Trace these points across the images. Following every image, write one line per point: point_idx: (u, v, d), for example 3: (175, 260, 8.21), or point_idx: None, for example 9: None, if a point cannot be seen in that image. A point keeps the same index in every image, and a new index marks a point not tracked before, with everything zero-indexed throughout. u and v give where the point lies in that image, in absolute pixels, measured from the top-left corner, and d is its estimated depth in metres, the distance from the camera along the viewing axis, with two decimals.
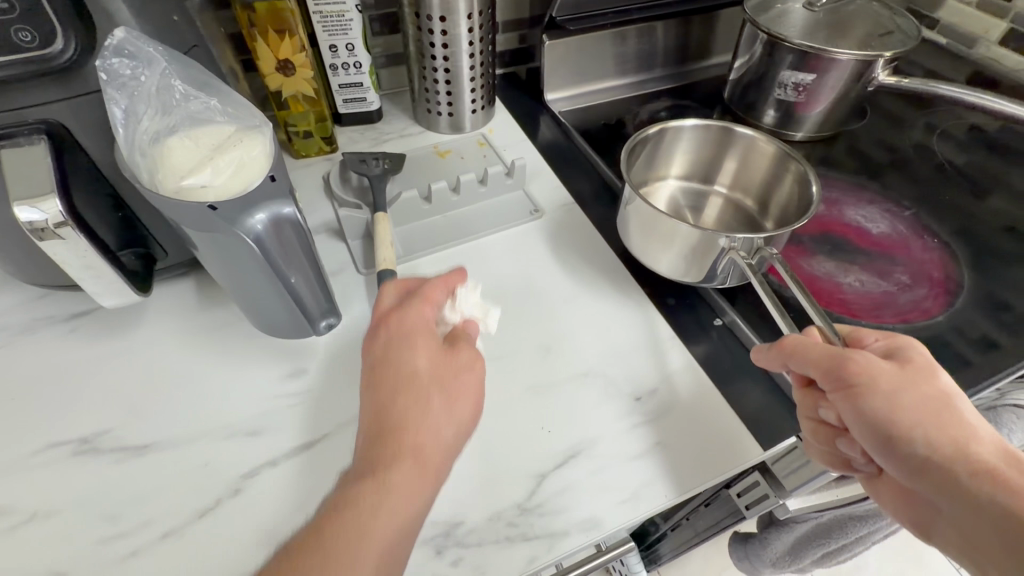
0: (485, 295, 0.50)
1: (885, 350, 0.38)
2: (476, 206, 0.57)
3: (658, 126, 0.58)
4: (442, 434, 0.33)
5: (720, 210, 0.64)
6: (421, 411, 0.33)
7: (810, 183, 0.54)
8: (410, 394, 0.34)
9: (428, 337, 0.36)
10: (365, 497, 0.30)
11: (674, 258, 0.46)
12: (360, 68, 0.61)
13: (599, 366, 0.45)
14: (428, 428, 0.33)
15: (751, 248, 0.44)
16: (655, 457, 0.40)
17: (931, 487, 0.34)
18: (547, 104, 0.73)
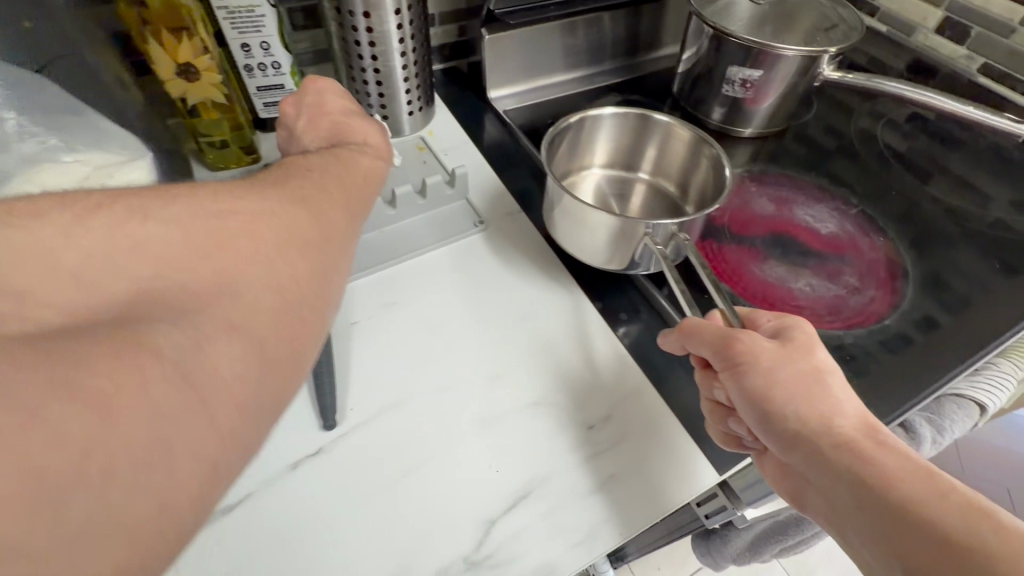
0: (429, 320, 0.47)
1: (774, 330, 0.38)
2: (416, 219, 0.53)
3: (579, 114, 0.56)
4: (379, 137, 0.42)
5: (644, 198, 0.62)
6: (360, 125, 0.42)
7: (724, 168, 0.53)
8: (347, 122, 0.42)
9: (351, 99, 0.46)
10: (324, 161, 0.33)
11: (596, 245, 0.46)
12: (279, 69, 0.55)
13: (550, 394, 0.42)
14: (367, 136, 0.42)
15: (666, 236, 0.44)
16: (609, 490, 0.38)
17: (801, 460, 0.34)
18: (491, 101, 0.69)
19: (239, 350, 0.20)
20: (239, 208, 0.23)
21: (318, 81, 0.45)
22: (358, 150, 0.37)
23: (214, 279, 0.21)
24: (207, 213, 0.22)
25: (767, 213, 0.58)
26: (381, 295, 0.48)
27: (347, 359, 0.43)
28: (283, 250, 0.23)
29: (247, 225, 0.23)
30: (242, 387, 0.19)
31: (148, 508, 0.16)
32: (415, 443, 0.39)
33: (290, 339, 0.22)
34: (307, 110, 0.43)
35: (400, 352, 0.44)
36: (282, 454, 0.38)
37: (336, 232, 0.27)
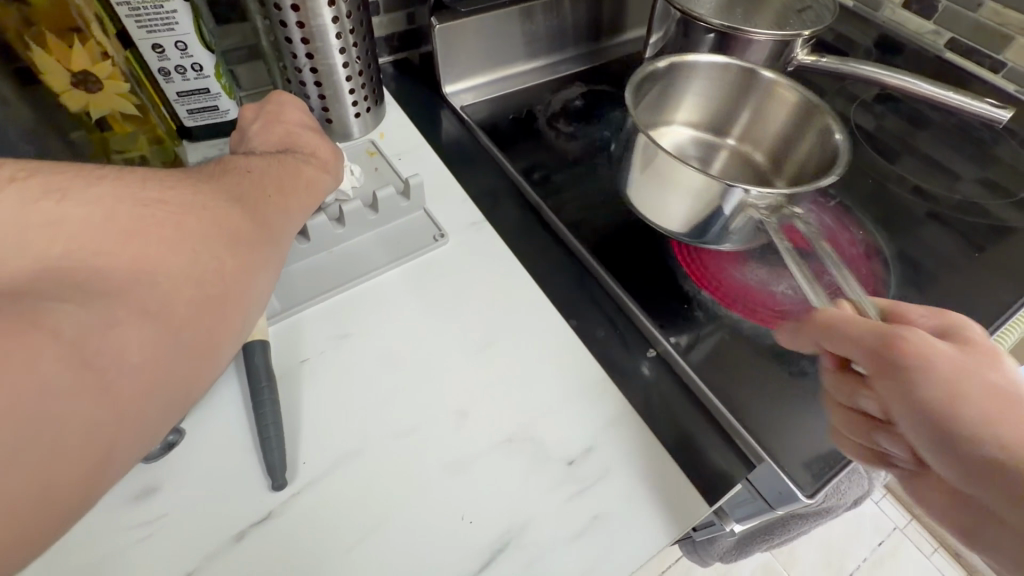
0: (389, 352, 0.42)
1: (939, 332, 0.33)
2: (369, 235, 0.48)
3: (669, 62, 0.53)
4: (335, 155, 0.43)
5: (727, 164, 0.60)
6: (309, 137, 0.42)
7: (834, 142, 0.50)
8: (299, 132, 0.42)
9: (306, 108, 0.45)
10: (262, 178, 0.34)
11: (688, 204, 0.45)
12: (201, 71, 0.48)
13: (525, 427, 0.39)
14: (315, 147, 0.41)
15: (773, 206, 0.42)
16: (594, 533, 0.35)
17: (986, 484, 0.28)
18: (447, 96, 0.63)
19: (154, 342, 0.22)
20: (171, 198, 0.26)
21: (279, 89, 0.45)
22: (303, 164, 0.38)
23: (133, 265, 0.23)
24: (131, 198, 0.24)
25: None
26: (335, 325, 0.43)
27: (296, 406, 0.39)
28: (208, 250, 0.26)
29: (175, 217, 0.25)
30: (148, 377, 0.21)
31: (41, 478, 0.18)
32: (380, 496, 0.35)
33: (205, 334, 0.24)
34: (264, 115, 0.43)
35: (358, 391, 0.40)
36: (224, 523, 0.34)
37: (264, 244, 0.30)
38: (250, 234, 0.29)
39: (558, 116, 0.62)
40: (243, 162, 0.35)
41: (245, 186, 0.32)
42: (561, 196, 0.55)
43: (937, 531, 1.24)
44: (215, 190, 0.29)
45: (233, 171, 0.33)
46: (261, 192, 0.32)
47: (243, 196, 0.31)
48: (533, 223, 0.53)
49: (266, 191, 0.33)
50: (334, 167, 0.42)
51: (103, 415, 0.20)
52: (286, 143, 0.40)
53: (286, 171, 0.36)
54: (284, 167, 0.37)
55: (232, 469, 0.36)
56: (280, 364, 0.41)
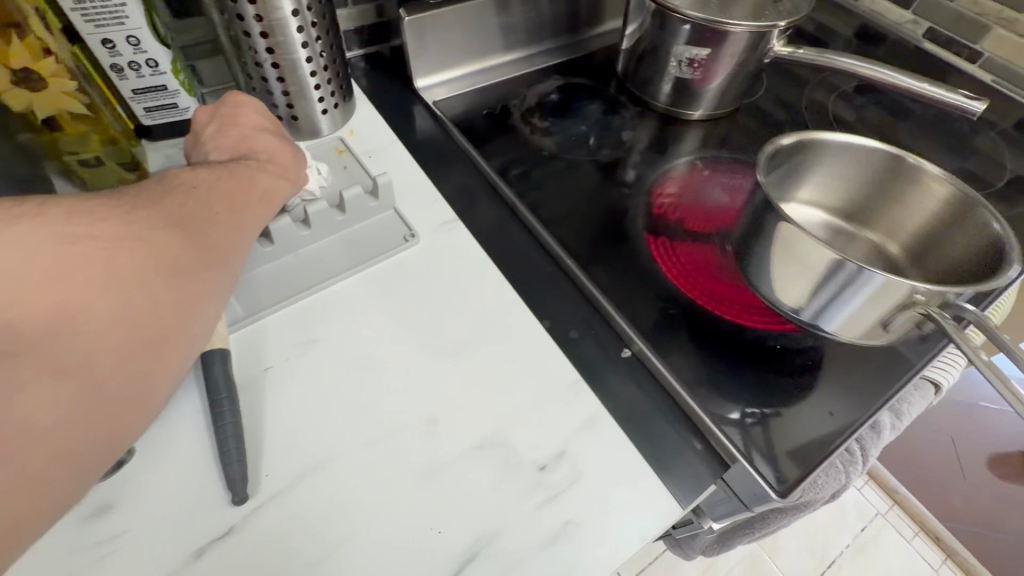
0: (357, 358, 0.41)
1: None
2: (336, 237, 0.47)
3: (800, 135, 0.52)
4: (295, 159, 0.42)
5: (857, 252, 0.55)
6: (266, 142, 0.42)
7: (1000, 246, 0.45)
8: (255, 135, 0.42)
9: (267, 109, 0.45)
10: (209, 196, 0.35)
11: (823, 293, 0.41)
12: (156, 67, 0.46)
13: (496, 432, 0.38)
14: (274, 152, 0.41)
15: (942, 304, 0.38)
16: (566, 540, 0.34)
17: None
18: (419, 91, 0.61)
19: (84, 390, 0.26)
20: (101, 234, 0.28)
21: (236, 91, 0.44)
22: (255, 172, 0.39)
23: (61, 314, 0.25)
24: (60, 237, 0.26)
25: (720, 205, 0.55)
26: (300, 331, 0.42)
27: (259, 417, 0.37)
28: (141, 294, 0.29)
29: (105, 256, 0.28)
30: (71, 426, 0.25)
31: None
32: (346, 508, 0.34)
33: (139, 374, 0.29)
34: (220, 118, 0.42)
35: (324, 399, 0.38)
36: (181, 541, 0.32)
37: (204, 275, 0.32)
38: (188, 267, 0.31)
39: (533, 112, 0.61)
40: (188, 177, 0.35)
41: (190, 208, 0.33)
42: (536, 195, 0.54)
43: (915, 515, 1.27)
44: (154, 215, 0.31)
45: (179, 188, 0.34)
46: (209, 214, 0.34)
47: (185, 220, 0.33)
48: (507, 221, 0.52)
49: (212, 210, 0.34)
50: (294, 173, 0.41)
51: (31, 464, 0.24)
52: (243, 150, 0.41)
53: (238, 182, 0.37)
54: (235, 177, 0.37)
55: (191, 485, 0.34)
56: (242, 373, 0.39)
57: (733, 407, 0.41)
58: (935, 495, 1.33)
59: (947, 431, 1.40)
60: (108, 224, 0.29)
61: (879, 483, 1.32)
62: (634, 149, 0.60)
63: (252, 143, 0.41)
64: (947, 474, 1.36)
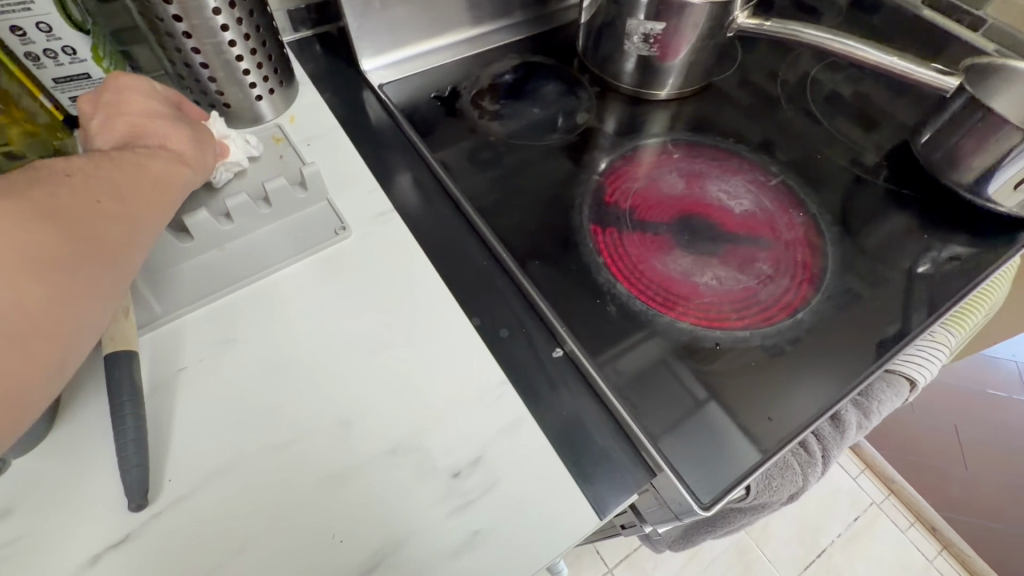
0: (273, 358, 0.40)
1: None
2: (263, 231, 0.44)
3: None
4: (196, 148, 0.40)
5: None
6: (161, 130, 0.39)
7: None
8: (149, 123, 0.39)
9: (161, 94, 0.42)
10: (92, 185, 0.32)
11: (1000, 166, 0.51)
12: (75, 54, 0.45)
13: (411, 435, 0.37)
14: (168, 138, 0.39)
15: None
16: (476, 549, 0.33)
17: None
18: (366, 74, 0.58)
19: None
20: None
21: (120, 73, 0.41)
22: (147, 159, 0.36)
23: None
24: None
25: (676, 191, 0.51)
26: (217, 330, 0.41)
27: (166, 422, 0.36)
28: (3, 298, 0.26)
29: None
30: None
31: None
32: (247, 513, 0.33)
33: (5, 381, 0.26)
34: (105, 108, 0.39)
35: (237, 400, 0.38)
36: (77, 547, 0.32)
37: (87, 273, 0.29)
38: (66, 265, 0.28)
39: (485, 94, 0.58)
40: (65, 164, 0.32)
41: (63, 199, 0.30)
42: (481, 185, 0.51)
43: (913, 506, 1.24)
44: (23, 207, 0.28)
45: (50, 176, 0.30)
46: (93, 205, 0.31)
47: (60, 211, 0.29)
48: (445, 212, 0.49)
49: (92, 199, 0.31)
50: (194, 158, 0.39)
51: None
52: (134, 140, 0.38)
53: (135, 172, 0.34)
54: (124, 164, 0.34)
55: (89, 493, 0.34)
56: (153, 375, 0.38)
57: (719, 398, 0.40)
58: (932, 484, 1.30)
59: (950, 418, 1.39)
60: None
61: (877, 473, 1.28)
62: (591, 132, 0.56)
63: (144, 133, 0.38)
64: (946, 462, 1.33)
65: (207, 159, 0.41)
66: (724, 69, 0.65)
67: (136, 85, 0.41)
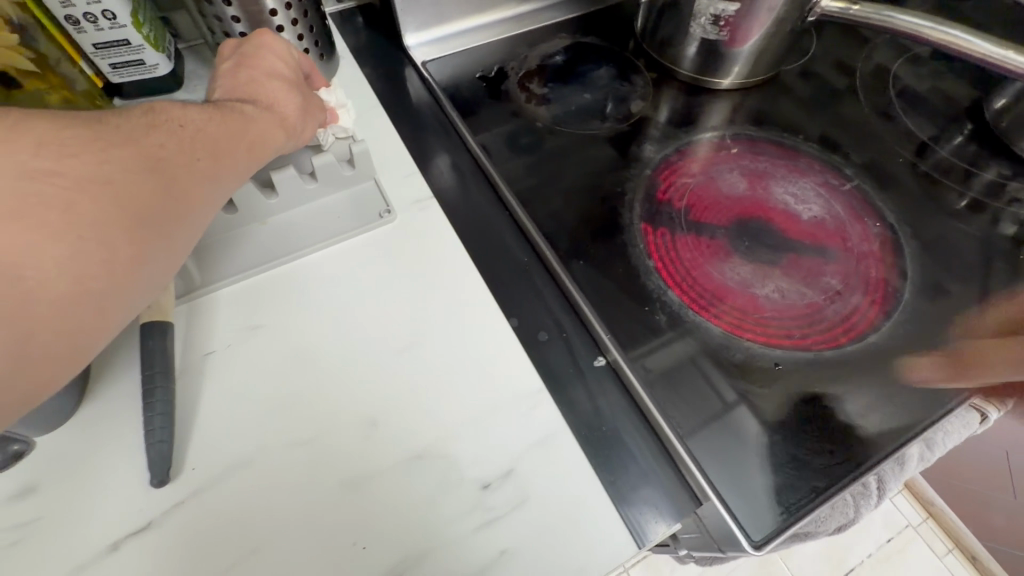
0: (301, 349, 0.38)
1: None
2: (305, 209, 0.44)
3: None
4: (300, 113, 0.38)
5: None
6: (274, 91, 0.37)
7: None
8: (264, 82, 0.37)
9: (291, 55, 0.41)
10: (191, 139, 0.30)
11: None
12: (115, 19, 0.43)
13: (440, 441, 0.35)
14: (279, 100, 0.37)
15: None
16: (503, 570, 0.31)
17: None
18: (409, 50, 0.55)
19: (0, 346, 0.21)
20: (65, 171, 0.23)
21: (262, 29, 0.40)
22: (252, 120, 0.34)
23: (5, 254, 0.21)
24: (18, 172, 0.22)
25: (736, 192, 0.47)
26: (247, 314, 0.40)
27: (187, 405, 0.35)
28: (91, 253, 0.24)
29: (66, 199, 0.23)
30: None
31: None
32: (259, 512, 0.32)
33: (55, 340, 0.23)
34: (237, 57, 0.39)
35: (263, 389, 0.36)
36: (99, 530, 0.31)
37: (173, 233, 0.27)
38: (162, 219, 0.27)
39: (533, 76, 0.54)
40: (180, 112, 0.30)
41: (167, 151, 0.28)
42: (521, 172, 0.48)
43: (953, 533, 1.17)
44: (129, 154, 0.26)
45: (162, 126, 0.29)
46: (192, 162, 0.29)
47: (159, 164, 0.27)
48: (482, 200, 0.46)
49: (192, 155, 0.29)
50: (295, 124, 0.37)
51: None
52: (247, 98, 0.36)
53: (235, 129, 0.33)
54: (230, 118, 0.33)
55: (107, 475, 0.33)
56: (182, 357, 0.37)
57: (759, 408, 0.37)
58: None
59: None
60: (72, 161, 0.24)
61: (916, 494, 1.22)
62: (645, 121, 0.52)
63: (253, 90, 0.37)
64: None
65: (304, 125, 0.38)
66: (794, 57, 0.59)
67: (276, 42, 0.40)
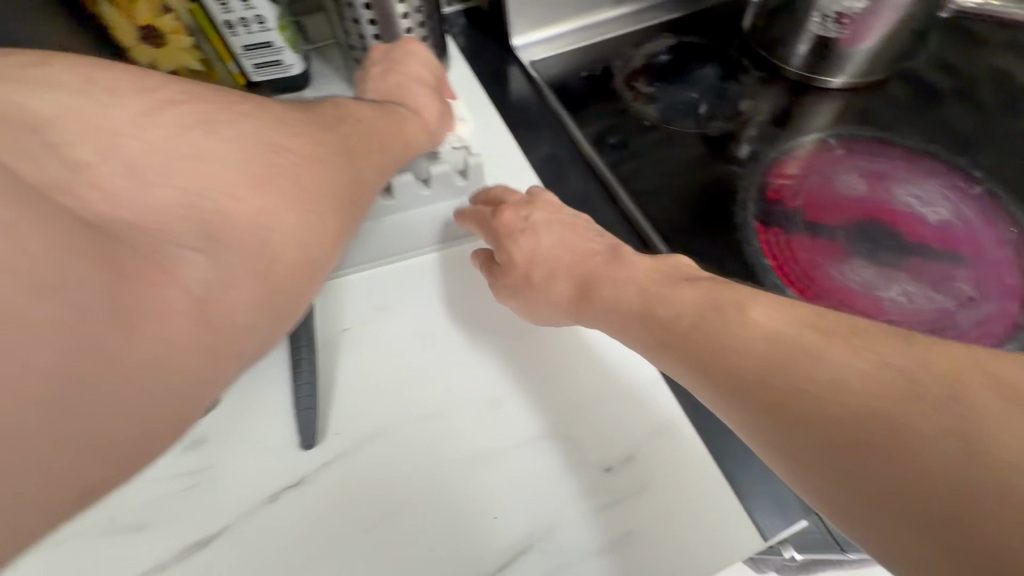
0: (427, 330, 0.41)
1: None
2: (425, 211, 0.45)
3: None
4: (440, 116, 0.43)
5: None
6: (419, 96, 0.43)
7: None
8: (411, 87, 0.43)
9: (433, 59, 0.46)
10: (367, 131, 0.36)
11: None
12: (264, 23, 0.45)
13: (563, 423, 0.36)
14: (423, 104, 0.43)
15: None
16: (629, 549, 0.32)
17: None
18: (516, 51, 0.57)
19: (254, 296, 0.25)
20: (295, 148, 0.30)
21: (412, 38, 0.46)
22: (405, 123, 0.40)
23: (254, 216, 0.26)
24: (267, 145, 0.28)
25: (854, 193, 0.46)
26: (377, 296, 0.42)
27: (329, 375, 0.39)
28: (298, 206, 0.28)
29: (301, 169, 0.29)
30: (245, 326, 0.24)
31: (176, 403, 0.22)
32: (398, 477, 0.35)
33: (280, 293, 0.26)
34: (387, 61, 0.45)
35: (396, 366, 0.39)
36: (260, 483, 0.35)
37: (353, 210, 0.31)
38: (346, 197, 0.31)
39: (638, 75, 0.55)
40: (355, 110, 0.37)
41: (354, 142, 0.34)
42: (630, 169, 0.49)
43: None
44: (323, 146, 0.31)
45: (348, 121, 0.35)
46: (363, 148, 0.34)
47: (348, 152, 0.33)
48: (595, 198, 0.48)
49: (367, 147, 0.35)
50: (434, 126, 0.42)
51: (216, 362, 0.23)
52: (401, 99, 0.42)
53: (390, 125, 0.38)
54: (390, 116, 0.39)
55: (265, 433, 0.37)
56: (321, 332, 0.41)
57: None
58: None
59: None
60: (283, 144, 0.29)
61: None
62: (752, 120, 0.52)
63: (403, 93, 0.43)
64: None
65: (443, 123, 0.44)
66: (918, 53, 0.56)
67: (420, 50, 0.46)
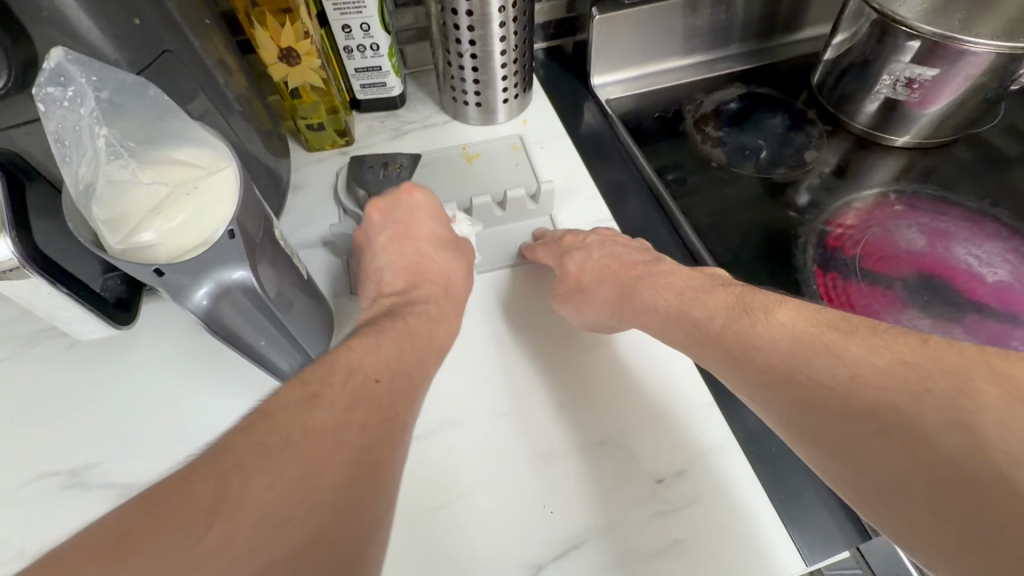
0: (498, 336, 0.44)
1: None
2: (493, 231, 0.49)
3: None
4: (465, 280, 0.44)
5: None
6: (442, 262, 0.43)
7: None
8: (431, 255, 0.43)
9: (439, 209, 0.46)
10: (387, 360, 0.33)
11: None
12: (377, 50, 0.52)
13: (618, 435, 0.39)
14: (452, 274, 0.43)
15: None
16: (677, 557, 0.35)
17: None
18: (593, 88, 0.62)
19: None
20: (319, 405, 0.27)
21: (413, 188, 0.45)
22: (435, 323, 0.38)
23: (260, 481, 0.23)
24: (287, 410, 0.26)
25: (915, 248, 0.48)
26: None
27: None
28: None
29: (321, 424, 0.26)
30: None
31: None
32: (466, 467, 0.38)
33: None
34: (394, 226, 0.44)
35: (468, 364, 0.42)
36: None
37: (360, 503, 0.26)
38: (342, 504, 0.25)
39: (707, 119, 0.59)
40: (371, 351, 0.32)
41: (385, 386, 0.31)
42: (695, 205, 0.52)
43: None
44: (362, 390, 0.29)
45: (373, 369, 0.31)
46: (396, 397, 0.31)
47: (383, 393, 0.30)
48: (658, 227, 0.52)
49: (401, 377, 0.32)
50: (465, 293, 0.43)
51: None
52: (426, 273, 0.42)
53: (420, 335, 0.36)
54: (414, 337, 0.35)
55: None
56: None
57: None
58: None
59: None
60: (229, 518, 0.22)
61: None
62: (815, 170, 0.55)
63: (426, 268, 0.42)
64: None
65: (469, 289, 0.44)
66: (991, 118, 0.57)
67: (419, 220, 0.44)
